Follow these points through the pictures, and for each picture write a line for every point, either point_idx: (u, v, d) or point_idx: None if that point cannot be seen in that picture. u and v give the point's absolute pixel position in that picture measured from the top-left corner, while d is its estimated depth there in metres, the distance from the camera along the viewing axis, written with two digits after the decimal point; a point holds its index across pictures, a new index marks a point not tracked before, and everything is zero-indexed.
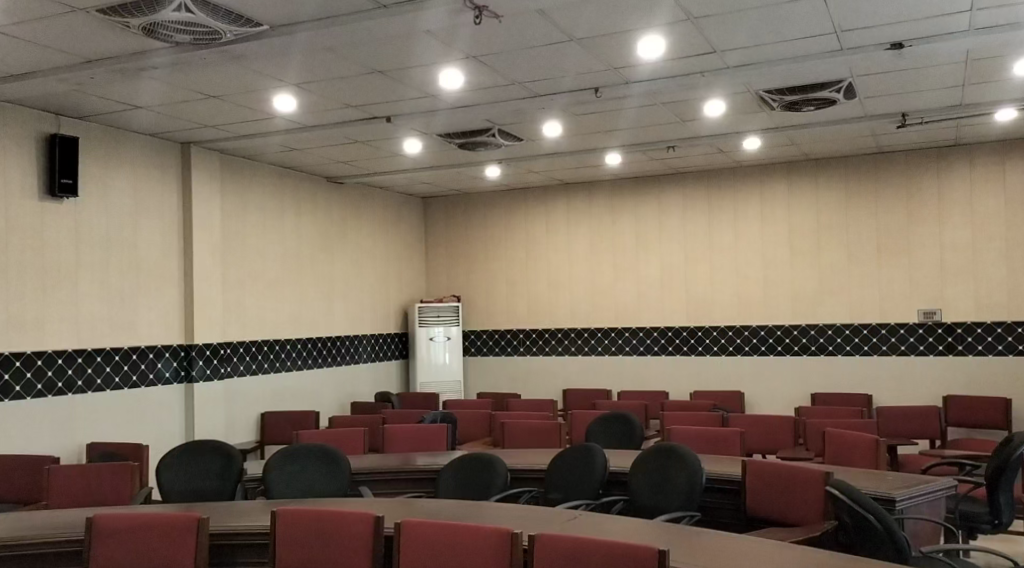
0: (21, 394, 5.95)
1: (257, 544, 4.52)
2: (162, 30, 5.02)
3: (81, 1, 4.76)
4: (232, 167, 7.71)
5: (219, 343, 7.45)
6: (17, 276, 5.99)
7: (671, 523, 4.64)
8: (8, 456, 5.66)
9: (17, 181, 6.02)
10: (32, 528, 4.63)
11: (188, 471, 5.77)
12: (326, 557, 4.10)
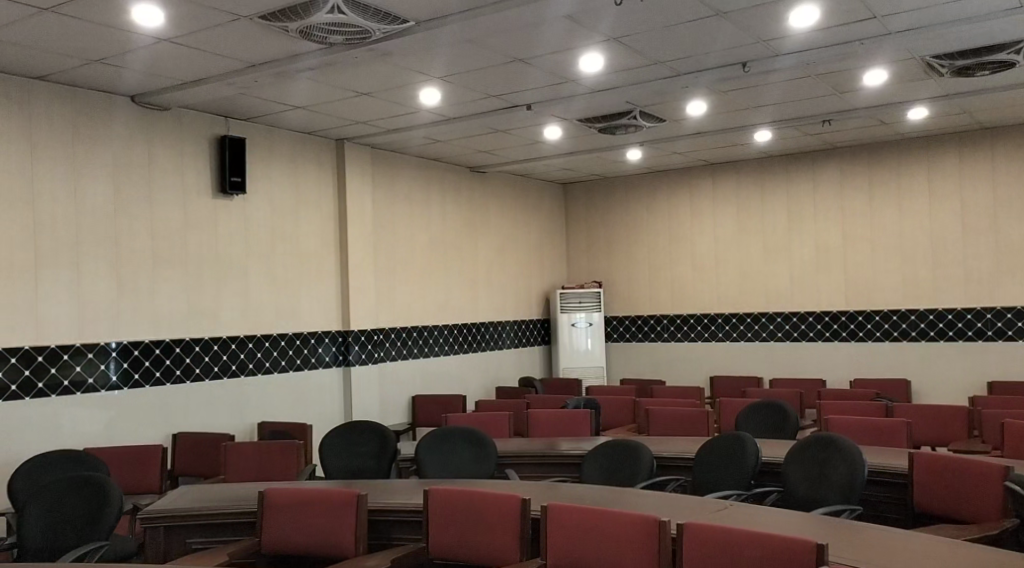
0: (200, 376, 6.50)
1: (412, 520, 4.72)
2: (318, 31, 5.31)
3: (244, 9, 5.07)
4: (382, 161, 8.04)
5: (373, 329, 7.82)
6: (196, 267, 6.53)
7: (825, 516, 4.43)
8: (191, 434, 6.15)
9: (193, 180, 6.54)
10: (210, 500, 5.04)
11: (349, 452, 6.08)
12: (473, 540, 4.17)
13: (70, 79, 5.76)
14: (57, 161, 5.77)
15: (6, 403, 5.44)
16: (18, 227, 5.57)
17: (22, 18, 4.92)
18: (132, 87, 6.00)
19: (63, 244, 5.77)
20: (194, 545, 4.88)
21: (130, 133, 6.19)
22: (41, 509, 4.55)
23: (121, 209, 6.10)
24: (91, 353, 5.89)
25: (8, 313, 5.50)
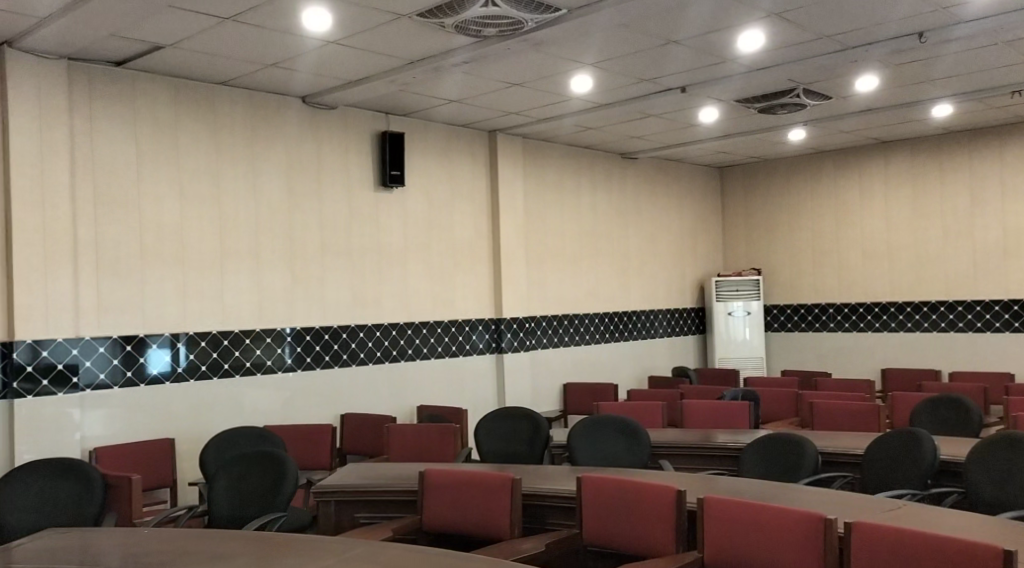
0: (364, 361, 6.83)
1: (565, 506, 4.76)
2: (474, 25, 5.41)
3: (404, 9, 5.21)
4: (533, 150, 8.12)
5: (525, 317, 7.93)
6: (359, 258, 6.86)
7: (1013, 521, 4.01)
8: (357, 414, 6.45)
9: (356, 175, 6.87)
10: (375, 478, 5.31)
11: (505, 436, 6.21)
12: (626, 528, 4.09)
13: (248, 83, 6.16)
14: (237, 159, 6.22)
15: (197, 382, 5.96)
16: (205, 222, 6.06)
17: (207, 28, 5.29)
18: (302, 89, 6.36)
19: (242, 238, 6.22)
20: (361, 519, 5.19)
21: (300, 131, 6.57)
22: (228, 481, 4.99)
23: (292, 204, 6.50)
24: (269, 337, 6.33)
25: (198, 301, 6.01)
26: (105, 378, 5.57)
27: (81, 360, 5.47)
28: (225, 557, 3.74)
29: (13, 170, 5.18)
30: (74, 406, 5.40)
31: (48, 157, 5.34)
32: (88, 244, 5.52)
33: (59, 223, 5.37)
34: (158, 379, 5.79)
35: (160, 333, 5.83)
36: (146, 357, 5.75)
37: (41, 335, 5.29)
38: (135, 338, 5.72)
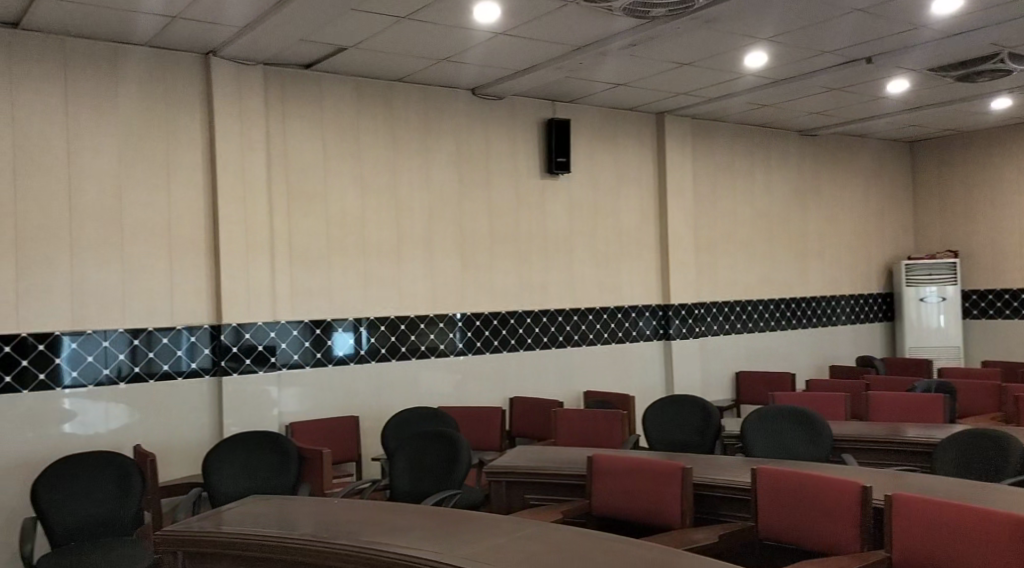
0: (532, 346, 6.97)
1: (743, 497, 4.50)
2: (643, 6, 5.27)
3: None
4: (703, 131, 7.95)
5: (694, 303, 7.81)
6: (526, 245, 6.98)
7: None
8: (524, 398, 6.59)
9: (523, 163, 6.99)
10: (546, 460, 5.35)
11: (675, 423, 6.13)
12: (806, 522, 3.88)
13: (421, 78, 6.38)
14: (411, 152, 6.49)
15: (377, 364, 6.30)
16: (382, 213, 6.36)
17: (386, 28, 5.49)
18: (471, 81, 6.51)
19: (416, 227, 6.49)
20: (533, 501, 5.23)
21: (469, 122, 6.75)
22: (406, 458, 5.27)
23: (463, 192, 6.70)
24: (441, 322, 6.58)
25: (377, 287, 6.33)
26: (298, 359, 5.99)
27: (277, 343, 5.91)
28: (403, 531, 3.87)
29: (218, 170, 5.68)
30: (272, 384, 5.86)
31: (247, 156, 5.80)
32: (282, 237, 5.96)
33: (258, 218, 5.83)
34: (344, 360, 6.16)
35: (345, 318, 6.19)
36: (332, 339, 6.13)
37: (243, 318, 5.77)
38: (324, 321, 6.11)
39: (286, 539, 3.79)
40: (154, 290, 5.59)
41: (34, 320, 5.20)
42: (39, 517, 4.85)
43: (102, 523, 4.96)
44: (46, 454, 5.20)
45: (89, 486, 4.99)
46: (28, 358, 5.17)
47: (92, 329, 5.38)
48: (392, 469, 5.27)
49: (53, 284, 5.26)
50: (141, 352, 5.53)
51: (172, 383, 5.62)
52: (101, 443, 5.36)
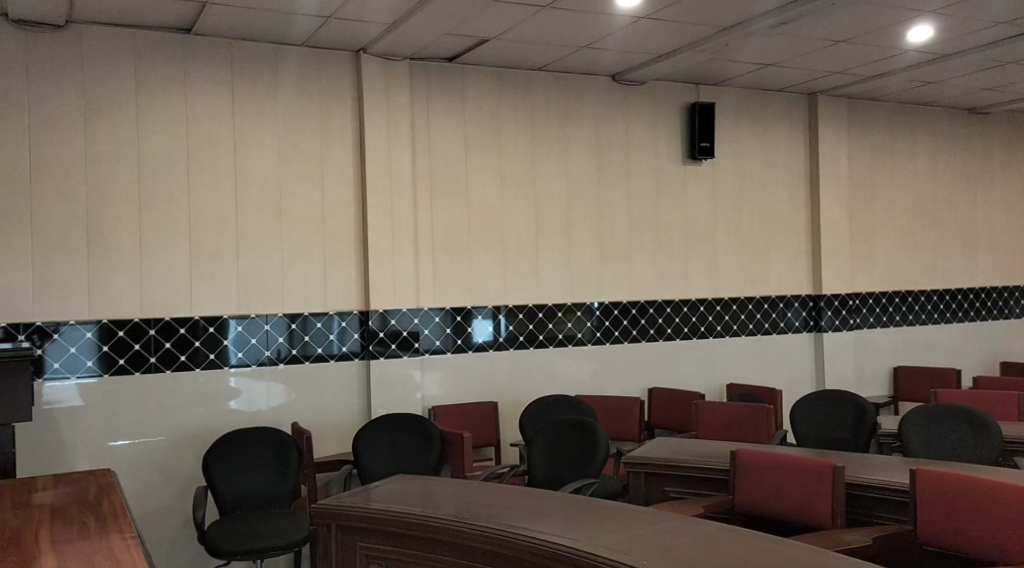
0: (671, 336, 6.88)
1: (902, 500, 4.15)
2: None
3: None
4: (859, 112, 7.56)
5: (848, 294, 7.46)
6: (668, 233, 6.89)
7: None
8: (665, 389, 6.54)
9: (664, 149, 6.89)
10: (689, 454, 5.14)
11: (825, 421, 5.85)
12: (973, 526, 3.57)
13: (562, 66, 6.38)
14: (551, 142, 6.52)
15: (516, 351, 6.38)
16: (522, 202, 6.43)
17: (527, 17, 5.48)
18: (611, 67, 6.46)
19: (555, 216, 6.53)
20: (672, 493, 5.05)
21: (610, 109, 6.71)
22: (543, 446, 5.29)
23: (603, 180, 6.68)
24: (580, 310, 6.58)
25: (517, 276, 6.41)
26: (439, 345, 6.16)
27: (421, 329, 6.08)
28: (543, 516, 3.75)
29: (367, 162, 5.90)
30: (415, 368, 6.04)
31: (393, 149, 6.00)
32: (425, 227, 6.11)
33: (403, 209, 6.01)
34: (483, 347, 6.29)
35: (484, 305, 6.31)
36: (472, 326, 6.27)
37: (389, 304, 5.97)
38: (464, 309, 6.25)
39: (432, 519, 3.76)
40: (308, 278, 5.88)
41: (203, 305, 5.60)
42: (209, 485, 5.23)
43: (264, 493, 5.31)
44: (214, 428, 5.59)
45: (253, 458, 5.33)
46: (200, 339, 5.58)
47: (254, 314, 5.73)
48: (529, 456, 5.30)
49: (218, 272, 5.64)
50: (297, 335, 5.84)
51: (325, 366, 5.90)
52: (260, 420, 5.70)
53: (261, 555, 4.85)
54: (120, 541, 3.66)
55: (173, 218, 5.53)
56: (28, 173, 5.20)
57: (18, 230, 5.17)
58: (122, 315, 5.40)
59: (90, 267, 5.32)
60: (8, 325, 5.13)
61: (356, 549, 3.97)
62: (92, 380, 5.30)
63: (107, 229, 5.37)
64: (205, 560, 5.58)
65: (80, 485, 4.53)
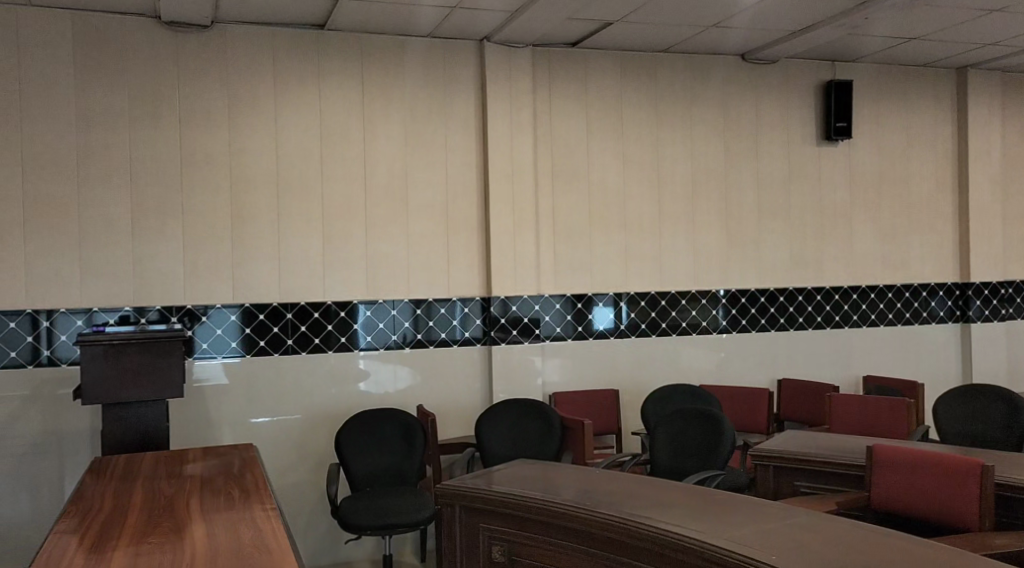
0: (803, 325, 6.67)
1: None
2: None
3: None
4: (1014, 86, 7.07)
5: (1000, 282, 7.00)
6: (800, 217, 6.67)
7: None
8: (795, 380, 6.33)
9: (798, 130, 6.66)
10: (822, 448, 4.82)
11: (974, 416, 5.45)
12: None
13: (689, 47, 6.24)
14: (677, 125, 6.41)
15: (639, 339, 6.32)
16: (646, 188, 6.36)
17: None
18: (741, 47, 6.27)
19: (680, 201, 6.43)
20: (801, 488, 4.73)
21: (740, 89, 6.53)
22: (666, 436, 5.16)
23: (731, 163, 6.52)
24: (705, 298, 6.47)
25: (641, 262, 6.35)
26: (561, 332, 6.16)
27: (542, 315, 6.11)
28: (665, 504, 3.64)
29: (491, 150, 5.95)
30: (536, 354, 6.07)
31: (516, 136, 6.03)
32: (547, 214, 6.14)
33: (525, 196, 6.05)
34: (605, 334, 6.25)
35: (606, 292, 6.27)
36: (593, 313, 6.24)
37: (511, 291, 6.02)
38: (586, 296, 6.22)
39: (553, 505, 3.68)
40: (433, 264, 6.00)
41: (335, 290, 5.81)
42: (339, 464, 5.40)
43: (390, 473, 5.45)
44: (345, 409, 5.81)
45: (380, 439, 5.47)
46: (332, 323, 5.80)
47: (382, 299, 5.90)
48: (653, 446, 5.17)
49: (348, 259, 5.84)
50: (422, 320, 5.97)
51: (449, 350, 6.01)
52: (388, 402, 5.88)
53: (389, 532, 4.98)
54: (262, 513, 3.79)
55: (307, 207, 5.76)
56: (178, 165, 5.53)
57: (168, 219, 5.51)
58: (262, 299, 5.67)
59: (233, 253, 5.62)
60: (162, 308, 5.49)
61: (479, 532, 3.95)
62: (236, 359, 5.60)
63: (247, 218, 5.65)
64: (336, 535, 5.80)
65: (226, 458, 4.69)
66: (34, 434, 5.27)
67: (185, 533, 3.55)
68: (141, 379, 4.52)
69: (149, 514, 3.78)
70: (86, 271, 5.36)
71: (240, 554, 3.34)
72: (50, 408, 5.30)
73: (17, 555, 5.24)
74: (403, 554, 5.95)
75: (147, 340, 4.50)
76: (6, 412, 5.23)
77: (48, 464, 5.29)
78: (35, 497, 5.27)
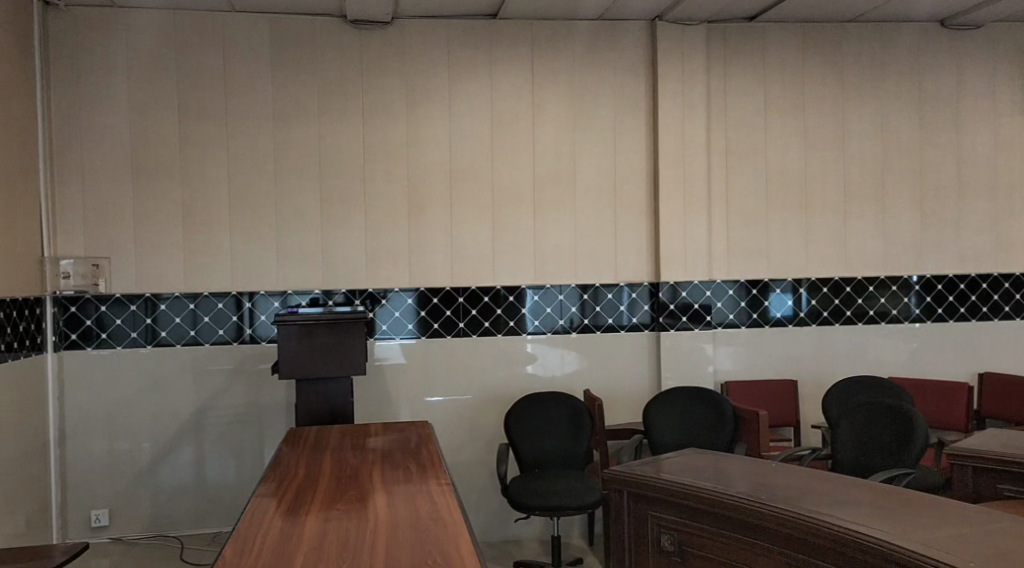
0: (1009, 314, 6.11)
1: None
2: None
3: None
4: None
5: None
6: (1007, 196, 6.12)
7: None
8: (997, 376, 5.85)
9: (1006, 101, 6.11)
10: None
11: None
12: None
13: (880, 16, 5.83)
14: (865, 100, 6.02)
15: (819, 327, 6.01)
16: (832, 168, 6.01)
17: None
18: (939, 12, 5.80)
19: (869, 181, 6.03)
20: (1005, 493, 4.16)
21: (938, 59, 6.06)
22: (849, 430, 4.84)
23: (926, 139, 6.06)
24: (896, 285, 6.05)
25: (823, 246, 6.02)
26: (734, 319, 5.95)
27: (714, 301, 5.92)
28: (849, 499, 3.41)
29: (663, 132, 5.82)
30: (708, 341, 5.89)
31: (689, 117, 5.85)
32: (721, 195, 5.93)
33: (697, 179, 5.87)
34: (782, 321, 5.98)
35: (784, 278, 5.99)
36: (770, 300, 5.98)
37: (680, 276, 5.87)
38: (761, 282, 5.97)
39: (724, 495, 3.48)
40: (603, 249, 5.94)
41: (505, 275, 5.88)
42: (508, 444, 5.46)
43: (559, 457, 5.45)
44: (516, 391, 5.88)
45: (549, 422, 5.49)
46: (501, 307, 5.87)
47: (550, 284, 5.90)
48: (833, 439, 4.86)
49: (519, 243, 5.88)
50: (589, 305, 5.93)
51: (617, 336, 5.94)
52: (556, 386, 5.90)
53: (557, 513, 4.99)
54: (436, 488, 3.88)
55: (479, 193, 5.85)
56: (360, 155, 5.75)
57: (350, 206, 5.75)
58: (435, 283, 5.82)
59: (409, 238, 5.80)
60: (347, 291, 5.75)
61: (649, 520, 3.75)
62: (412, 341, 5.78)
63: (423, 204, 5.81)
64: (506, 514, 5.88)
65: (404, 433, 4.81)
66: (237, 404, 5.67)
67: (369, 502, 3.70)
68: (328, 358, 4.73)
69: (337, 482, 3.96)
70: (279, 255, 5.70)
71: (419, 527, 3.45)
72: (250, 382, 5.68)
73: (223, 516, 5.66)
74: (571, 536, 5.95)
75: (332, 321, 4.72)
76: (213, 385, 5.65)
77: (250, 434, 5.68)
78: (238, 463, 5.67)
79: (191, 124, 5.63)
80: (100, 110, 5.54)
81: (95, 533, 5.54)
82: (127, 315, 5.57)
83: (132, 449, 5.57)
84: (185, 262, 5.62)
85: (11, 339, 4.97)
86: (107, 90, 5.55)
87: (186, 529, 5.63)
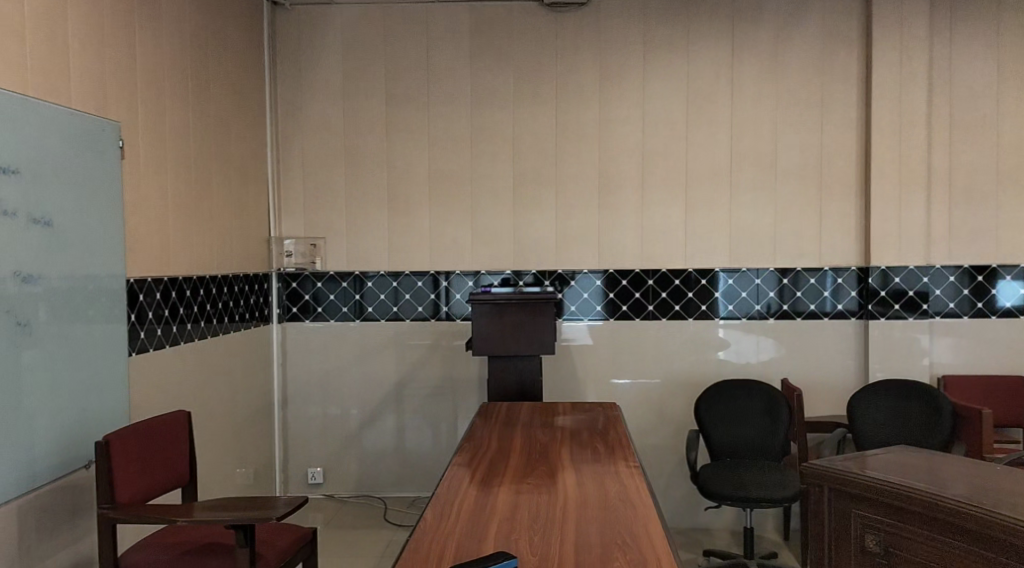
0: None
1: None
2: None
3: None
4: None
5: None
6: None
7: None
8: None
9: None
10: None
11: None
12: None
13: None
14: None
15: None
16: None
17: None
18: None
19: None
20: None
21: None
22: None
23: None
24: None
25: None
26: (954, 308, 5.44)
27: (931, 289, 5.42)
28: None
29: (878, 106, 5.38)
30: (922, 331, 5.41)
31: (907, 89, 5.37)
32: (942, 174, 5.42)
33: (915, 156, 5.39)
34: (1012, 312, 5.42)
35: (1015, 265, 5.42)
36: (998, 288, 5.43)
37: (893, 261, 5.42)
38: (987, 268, 5.42)
39: (940, 498, 3.15)
40: (806, 231, 5.58)
41: (698, 258, 5.65)
42: (699, 430, 5.25)
43: (753, 447, 5.19)
44: (708, 377, 5.65)
45: (743, 411, 5.24)
46: (693, 290, 5.65)
47: (746, 267, 5.62)
48: None
49: (715, 224, 5.63)
50: (789, 290, 5.60)
51: (820, 323, 5.58)
52: (752, 373, 5.62)
53: (751, 503, 4.74)
54: (623, 470, 3.78)
55: (673, 173, 5.65)
56: (553, 136, 5.70)
57: (542, 188, 5.72)
58: (625, 265, 5.69)
59: (601, 219, 5.69)
60: (536, 272, 5.73)
61: (851, 518, 3.41)
62: (600, 323, 5.69)
63: (616, 185, 5.68)
64: (697, 501, 5.69)
65: (592, 414, 4.72)
66: (435, 377, 5.81)
67: (558, 477, 3.67)
68: (519, 337, 4.72)
69: (526, 457, 3.94)
70: (473, 237, 5.76)
71: (609, 506, 3.37)
72: (447, 358, 5.80)
73: (420, 483, 5.83)
74: (764, 529, 5.68)
75: (523, 301, 4.69)
76: (412, 359, 5.81)
77: (446, 406, 5.81)
78: (435, 433, 5.82)
79: (392, 109, 5.78)
80: (311, 99, 5.79)
81: (312, 489, 5.86)
82: (339, 292, 5.83)
83: (342, 415, 5.84)
84: (384, 243, 5.80)
85: (243, 310, 5.32)
86: (317, 78, 5.79)
87: (389, 492, 5.84)
